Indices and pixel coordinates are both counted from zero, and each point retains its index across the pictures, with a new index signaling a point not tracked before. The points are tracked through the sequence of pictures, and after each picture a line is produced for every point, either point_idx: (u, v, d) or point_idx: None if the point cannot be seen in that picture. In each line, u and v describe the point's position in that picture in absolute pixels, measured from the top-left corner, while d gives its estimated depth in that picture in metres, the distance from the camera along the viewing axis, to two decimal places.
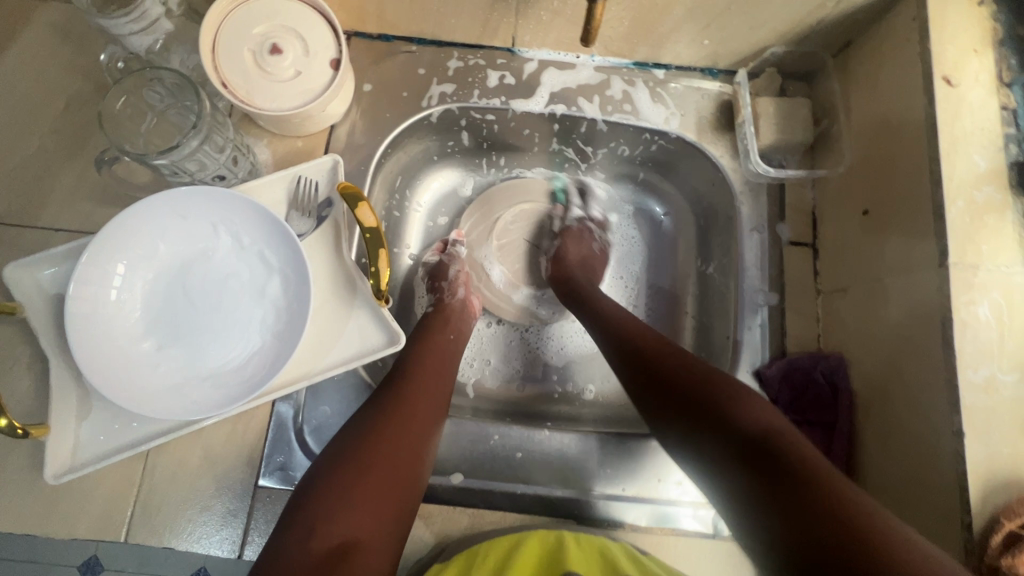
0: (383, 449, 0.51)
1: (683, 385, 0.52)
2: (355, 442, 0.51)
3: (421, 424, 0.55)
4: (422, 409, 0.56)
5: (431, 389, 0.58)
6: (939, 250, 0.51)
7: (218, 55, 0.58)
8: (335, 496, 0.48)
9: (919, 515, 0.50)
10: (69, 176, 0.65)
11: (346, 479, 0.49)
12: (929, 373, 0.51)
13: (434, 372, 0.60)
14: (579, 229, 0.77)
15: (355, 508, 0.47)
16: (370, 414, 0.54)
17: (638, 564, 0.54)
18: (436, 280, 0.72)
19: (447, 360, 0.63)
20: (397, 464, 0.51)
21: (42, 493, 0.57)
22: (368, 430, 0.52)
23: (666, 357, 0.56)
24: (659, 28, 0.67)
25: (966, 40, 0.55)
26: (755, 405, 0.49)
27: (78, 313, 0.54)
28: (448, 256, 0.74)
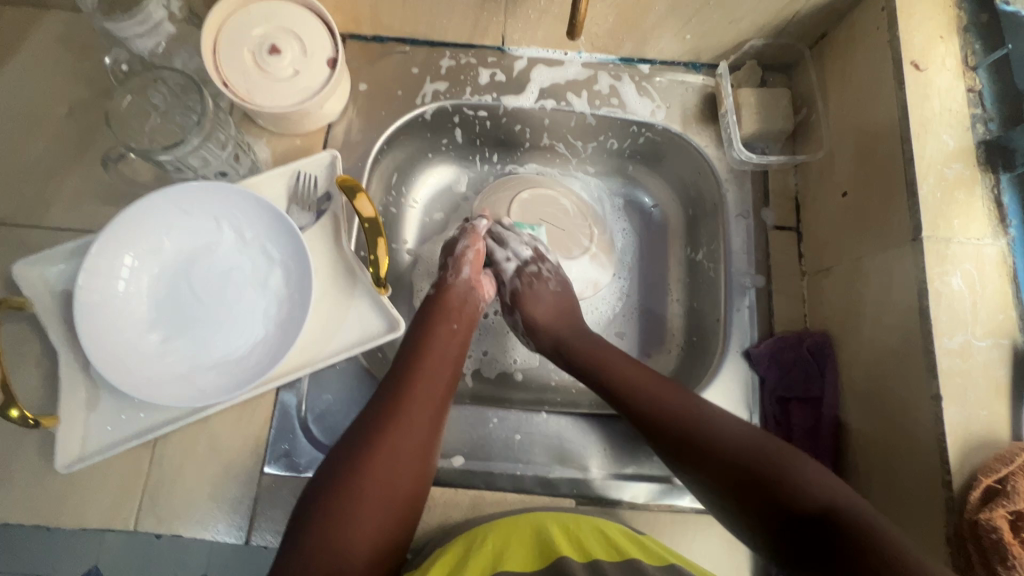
0: (373, 473, 0.51)
1: (723, 449, 0.52)
2: (345, 466, 0.51)
3: (417, 440, 0.54)
4: (417, 422, 0.55)
5: (428, 388, 0.58)
6: (914, 225, 0.53)
7: (219, 55, 0.60)
8: (327, 524, 0.48)
9: (903, 478, 0.52)
10: (74, 178, 0.67)
11: (338, 509, 0.49)
12: (908, 343, 0.53)
13: (431, 374, 0.59)
14: (527, 286, 0.70)
15: (350, 534, 0.48)
16: (363, 428, 0.54)
17: (636, 540, 0.54)
18: (449, 256, 0.71)
19: (443, 357, 0.61)
20: (392, 486, 0.51)
21: (52, 485, 0.58)
22: (358, 453, 0.52)
23: (698, 422, 0.55)
24: (643, 24, 0.69)
25: (933, 27, 0.58)
26: (795, 463, 0.50)
27: (88, 303, 0.55)
28: (463, 229, 0.74)
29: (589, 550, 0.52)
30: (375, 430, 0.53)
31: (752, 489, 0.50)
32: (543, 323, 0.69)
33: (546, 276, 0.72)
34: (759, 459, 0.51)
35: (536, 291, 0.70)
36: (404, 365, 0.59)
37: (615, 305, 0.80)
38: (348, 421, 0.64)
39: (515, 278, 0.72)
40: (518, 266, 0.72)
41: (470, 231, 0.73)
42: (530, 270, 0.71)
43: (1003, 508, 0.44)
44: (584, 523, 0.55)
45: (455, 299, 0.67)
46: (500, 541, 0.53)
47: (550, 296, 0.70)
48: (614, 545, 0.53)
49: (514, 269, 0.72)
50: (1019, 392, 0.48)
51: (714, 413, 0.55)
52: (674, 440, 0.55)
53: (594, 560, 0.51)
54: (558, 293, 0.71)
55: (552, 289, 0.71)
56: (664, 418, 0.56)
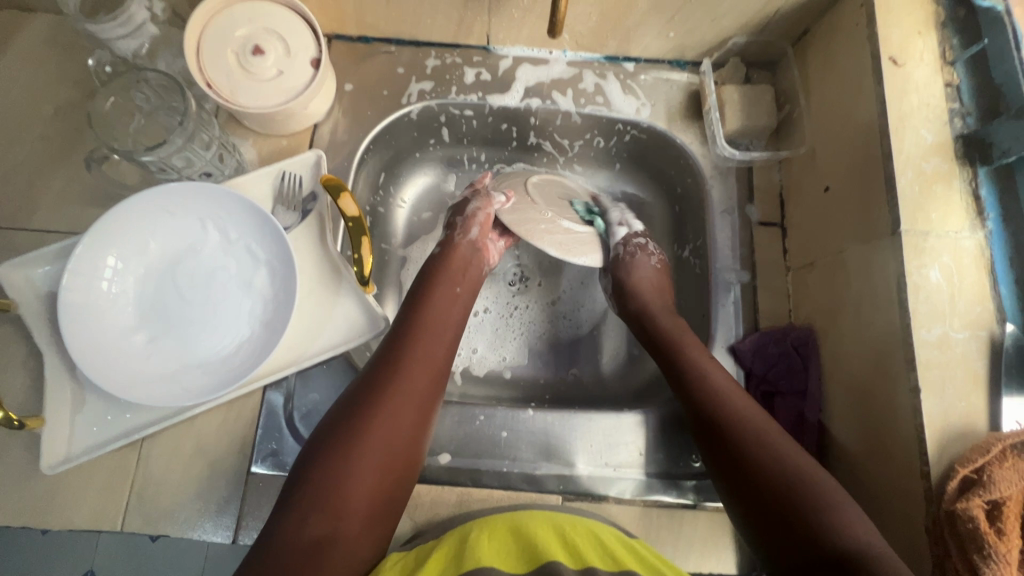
0: (372, 438, 0.51)
1: (776, 469, 0.50)
2: (343, 429, 0.51)
3: (416, 407, 0.55)
4: (417, 388, 0.56)
5: (428, 355, 0.58)
6: (893, 219, 0.54)
7: (202, 57, 0.61)
8: (324, 485, 0.48)
9: (883, 470, 0.52)
10: (59, 179, 0.67)
11: (336, 470, 0.49)
12: (888, 335, 0.53)
13: (431, 342, 0.60)
14: (628, 255, 0.71)
15: (345, 496, 0.49)
16: (364, 391, 0.54)
17: (630, 548, 0.54)
18: (456, 215, 0.74)
19: (443, 324, 0.62)
20: (390, 449, 0.52)
21: (39, 486, 0.58)
22: (357, 415, 0.52)
23: (760, 443, 0.52)
24: (626, 22, 0.70)
25: (910, 23, 0.58)
26: (836, 503, 0.48)
27: (71, 303, 0.55)
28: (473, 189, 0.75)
29: (584, 557, 0.51)
30: (379, 393, 0.54)
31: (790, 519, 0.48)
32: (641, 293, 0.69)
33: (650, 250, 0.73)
34: (805, 491, 0.49)
35: (638, 262, 0.71)
36: (405, 331, 0.60)
37: None
38: None
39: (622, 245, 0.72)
40: (627, 233, 0.72)
41: (482, 193, 0.73)
42: (636, 243, 0.72)
43: (979, 497, 0.44)
44: (584, 532, 0.55)
45: (458, 257, 0.70)
46: (490, 543, 0.53)
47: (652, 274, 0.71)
48: (613, 556, 0.52)
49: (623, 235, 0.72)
50: (997, 383, 0.49)
51: (775, 432, 0.54)
52: (726, 450, 0.54)
53: (588, 566, 0.50)
54: (657, 272, 0.72)
55: (654, 262, 0.72)
56: (719, 422, 0.55)
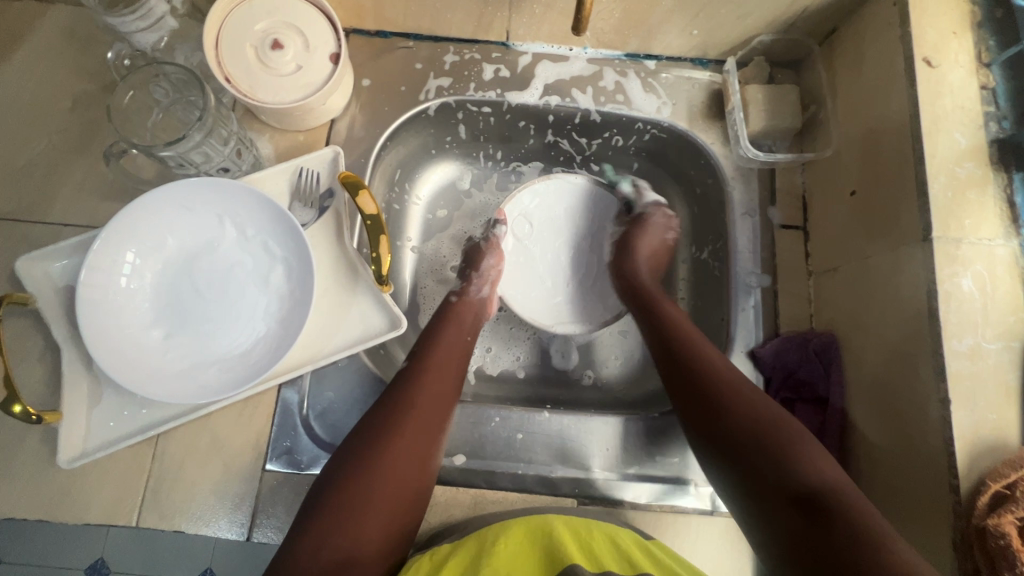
0: (391, 460, 0.52)
1: (744, 426, 0.50)
2: (358, 458, 0.51)
3: (429, 436, 0.55)
4: (430, 416, 0.56)
5: (444, 380, 0.59)
6: (924, 225, 0.52)
7: (221, 51, 0.60)
8: (340, 516, 0.48)
9: (909, 483, 0.51)
10: (77, 172, 0.67)
11: (356, 496, 0.49)
12: (916, 345, 0.52)
13: (443, 373, 0.60)
14: (658, 219, 0.76)
15: (360, 524, 0.49)
16: (377, 420, 0.54)
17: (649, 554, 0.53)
18: (470, 268, 0.74)
19: (457, 352, 0.63)
20: (407, 471, 0.52)
21: (56, 480, 0.58)
22: (371, 445, 0.52)
23: (733, 403, 0.52)
24: (650, 19, 0.68)
25: (946, 23, 0.56)
26: (808, 456, 0.47)
27: (91, 299, 0.55)
28: (487, 240, 0.76)
29: (601, 560, 0.50)
30: (396, 417, 0.54)
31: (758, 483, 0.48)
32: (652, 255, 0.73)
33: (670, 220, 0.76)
34: (781, 450, 0.48)
35: (655, 224, 0.75)
36: (418, 364, 0.60)
37: None
38: (350, 419, 0.64)
39: (650, 206, 0.77)
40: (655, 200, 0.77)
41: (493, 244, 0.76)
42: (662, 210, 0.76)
43: (1011, 514, 0.43)
44: (603, 540, 0.53)
45: (472, 309, 0.70)
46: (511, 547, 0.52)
47: (662, 242, 0.75)
48: (630, 560, 0.51)
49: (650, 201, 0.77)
50: None
51: (745, 385, 0.54)
52: (696, 416, 0.53)
53: (605, 568, 0.49)
54: (667, 240, 0.75)
55: (669, 233, 0.76)
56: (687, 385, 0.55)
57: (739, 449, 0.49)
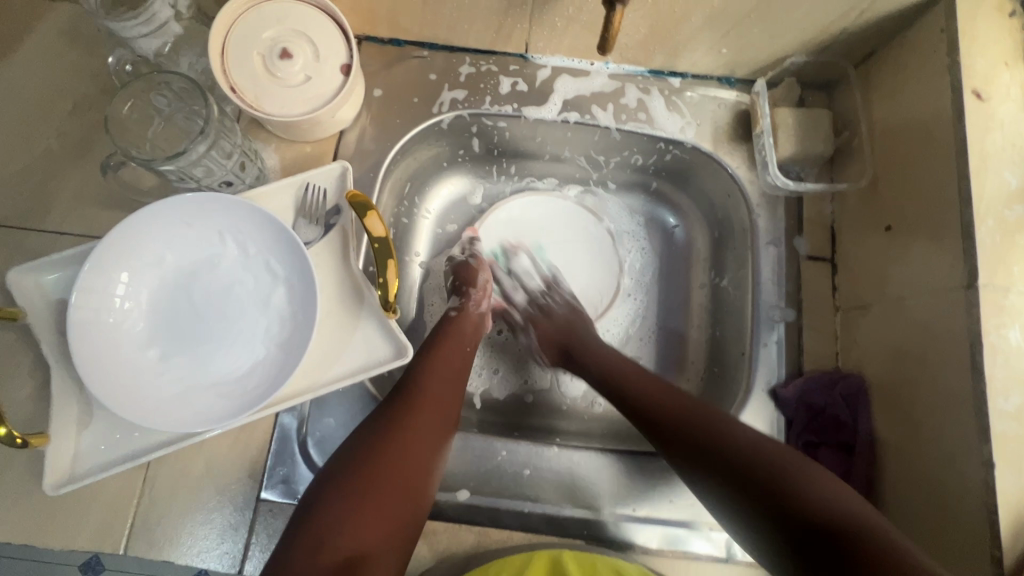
0: (394, 457, 0.51)
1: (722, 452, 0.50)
2: (366, 452, 0.50)
3: (434, 431, 0.54)
4: (435, 413, 0.55)
5: (448, 379, 0.59)
6: (969, 271, 0.49)
7: (227, 59, 0.57)
8: (344, 510, 0.47)
9: (945, 547, 0.48)
10: (77, 179, 0.66)
11: (358, 493, 0.48)
12: (955, 398, 0.49)
13: (447, 369, 0.59)
14: (540, 310, 0.73)
15: (363, 519, 0.47)
16: (380, 418, 0.53)
17: None
18: (464, 285, 0.70)
19: (463, 354, 0.62)
20: (409, 469, 0.51)
21: (41, 503, 0.56)
22: (374, 442, 0.51)
23: (714, 429, 0.52)
24: (677, 36, 0.65)
25: (997, 53, 0.53)
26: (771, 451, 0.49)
27: (82, 321, 0.53)
28: (474, 257, 0.73)
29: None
30: (399, 415, 0.53)
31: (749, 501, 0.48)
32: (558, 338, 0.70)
33: (556, 300, 0.74)
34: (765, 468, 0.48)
35: (547, 312, 0.72)
36: (423, 360, 0.60)
37: (668, 322, 0.77)
38: None
39: (527, 307, 0.74)
40: (526, 295, 0.75)
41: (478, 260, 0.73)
42: (541, 298, 0.74)
43: None
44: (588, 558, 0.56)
45: (472, 324, 0.66)
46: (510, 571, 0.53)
47: (561, 319, 0.71)
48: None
49: (525, 296, 0.75)
50: None
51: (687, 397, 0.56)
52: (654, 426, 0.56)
53: None
54: (569, 312, 0.72)
55: (565, 306, 0.73)
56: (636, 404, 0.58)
57: (720, 472, 0.50)
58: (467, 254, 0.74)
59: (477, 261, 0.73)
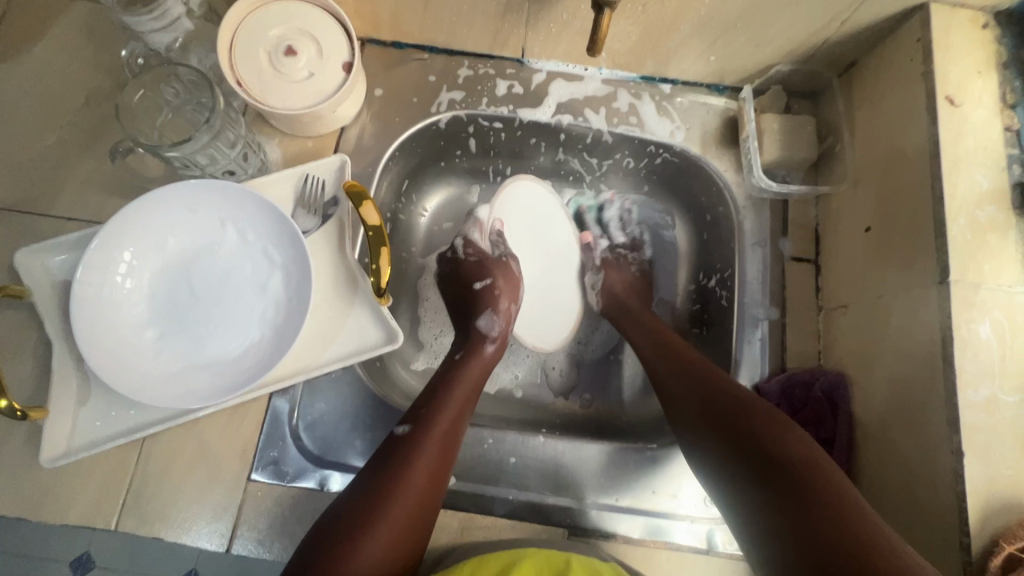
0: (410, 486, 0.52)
1: (723, 424, 0.52)
2: (384, 480, 0.52)
3: (446, 457, 0.56)
4: (450, 440, 0.57)
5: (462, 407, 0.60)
6: (941, 268, 0.51)
7: (234, 55, 0.60)
8: (360, 536, 0.48)
9: (919, 535, 0.49)
10: (87, 167, 0.68)
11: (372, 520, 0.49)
12: (928, 389, 0.50)
13: (463, 398, 0.61)
14: (615, 259, 0.79)
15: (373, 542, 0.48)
16: (398, 447, 0.54)
17: None
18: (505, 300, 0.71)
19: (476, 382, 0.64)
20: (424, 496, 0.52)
21: (37, 478, 0.58)
22: (391, 471, 0.52)
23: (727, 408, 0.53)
24: (666, 43, 0.68)
25: (970, 62, 0.56)
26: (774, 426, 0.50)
27: (85, 297, 0.55)
28: (508, 260, 0.74)
29: None
30: (416, 444, 0.55)
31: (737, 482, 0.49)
32: (622, 290, 0.76)
33: (635, 258, 0.80)
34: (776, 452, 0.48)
35: (619, 266, 0.78)
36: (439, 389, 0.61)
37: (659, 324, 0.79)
38: (339, 432, 0.62)
39: (607, 252, 0.80)
40: (608, 245, 0.82)
41: (515, 274, 0.74)
42: (622, 251, 0.81)
43: None
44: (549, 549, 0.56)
45: (495, 356, 0.67)
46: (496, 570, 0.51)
47: (628, 277, 0.77)
48: None
49: (607, 246, 0.81)
50: None
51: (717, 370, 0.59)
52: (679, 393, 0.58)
53: None
54: (639, 276, 0.78)
55: (637, 268, 0.79)
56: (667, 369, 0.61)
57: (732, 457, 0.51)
58: (501, 252, 0.75)
59: (515, 269, 0.75)
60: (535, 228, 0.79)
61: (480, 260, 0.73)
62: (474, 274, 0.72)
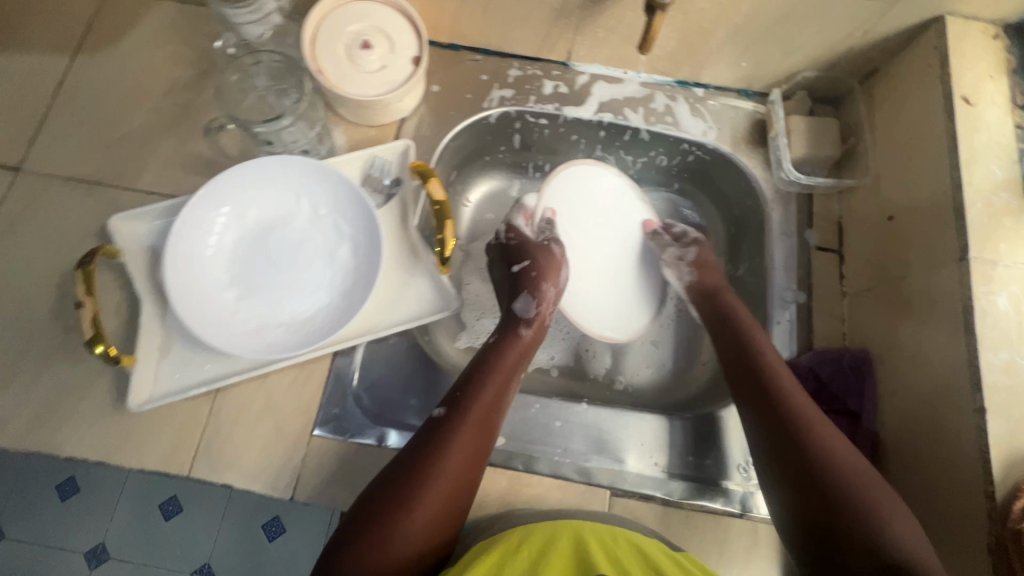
0: (440, 475, 0.55)
1: (797, 439, 0.57)
2: (414, 465, 0.55)
3: (476, 449, 0.57)
4: (481, 434, 0.58)
5: (494, 402, 0.61)
6: (961, 246, 0.56)
7: (316, 47, 0.67)
8: (389, 517, 0.52)
9: (947, 488, 0.53)
10: (167, 147, 0.75)
11: (400, 502, 0.53)
12: (951, 356, 0.55)
13: (496, 392, 0.61)
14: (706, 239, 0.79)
15: (400, 524, 0.52)
16: (431, 435, 0.57)
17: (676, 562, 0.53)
18: (541, 283, 0.72)
19: (510, 376, 0.64)
20: (450, 485, 0.55)
21: (120, 425, 0.63)
22: (423, 459, 0.55)
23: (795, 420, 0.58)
24: (703, 49, 0.74)
25: (982, 68, 0.62)
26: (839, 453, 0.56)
27: (177, 258, 0.60)
28: (546, 244, 0.76)
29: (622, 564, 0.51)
30: (445, 435, 0.57)
31: (809, 499, 0.54)
32: (709, 272, 0.76)
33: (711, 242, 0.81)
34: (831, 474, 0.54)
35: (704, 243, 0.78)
36: (472, 380, 0.62)
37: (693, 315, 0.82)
38: (396, 394, 0.67)
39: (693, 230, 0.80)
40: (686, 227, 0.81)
41: (555, 259, 0.75)
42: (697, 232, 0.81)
43: None
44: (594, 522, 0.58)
45: (530, 340, 0.69)
46: (539, 541, 0.53)
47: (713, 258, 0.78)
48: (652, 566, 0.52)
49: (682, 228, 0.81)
50: None
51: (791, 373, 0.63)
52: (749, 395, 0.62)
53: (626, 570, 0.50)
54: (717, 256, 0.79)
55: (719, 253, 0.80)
56: (738, 368, 0.64)
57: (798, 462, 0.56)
58: (543, 238, 0.77)
59: (556, 251, 0.76)
60: (594, 210, 0.81)
61: (519, 243, 0.76)
62: (514, 259, 0.75)
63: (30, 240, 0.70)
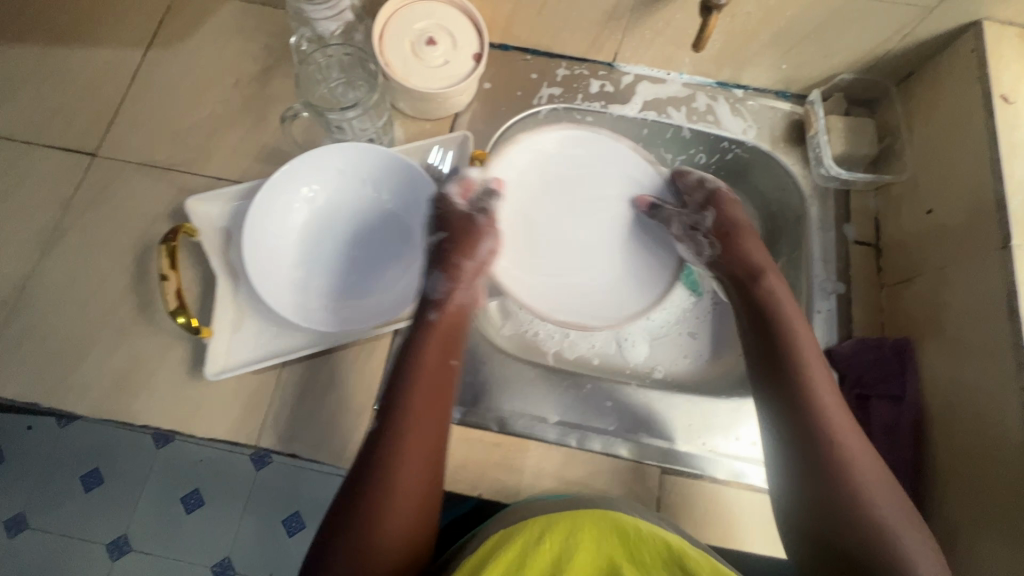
0: (403, 477, 0.53)
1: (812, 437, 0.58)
2: (371, 471, 0.53)
3: (430, 442, 0.55)
4: (429, 427, 0.56)
5: (435, 392, 0.58)
6: (1004, 235, 0.59)
7: (385, 43, 0.71)
8: (364, 526, 0.51)
9: (993, 462, 0.56)
10: (234, 135, 0.78)
11: (371, 510, 0.51)
12: (996, 338, 0.58)
13: (432, 380, 0.59)
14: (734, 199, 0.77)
15: (375, 532, 0.50)
16: (382, 437, 0.55)
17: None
18: (462, 256, 0.66)
19: (443, 360, 0.61)
20: (413, 484, 0.53)
21: (194, 396, 0.66)
22: (381, 462, 0.53)
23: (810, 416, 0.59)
24: (746, 51, 0.78)
25: (1019, 69, 0.65)
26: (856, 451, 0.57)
27: (254, 238, 0.64)
28: (478, 213, 0.70)
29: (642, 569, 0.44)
30: (396, 435, 0.55)
31: (824, 496, 0.55)
32: (743, 239, 0.73)
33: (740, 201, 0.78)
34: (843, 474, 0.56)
35: (733, 202, 0.76)
36: (408, 372, 0.59)
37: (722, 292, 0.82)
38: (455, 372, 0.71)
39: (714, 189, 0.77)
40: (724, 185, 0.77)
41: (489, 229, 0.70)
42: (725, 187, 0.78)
43: None
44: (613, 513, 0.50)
45: (455, 317, 0.64)
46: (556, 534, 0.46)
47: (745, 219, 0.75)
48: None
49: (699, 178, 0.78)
50: None
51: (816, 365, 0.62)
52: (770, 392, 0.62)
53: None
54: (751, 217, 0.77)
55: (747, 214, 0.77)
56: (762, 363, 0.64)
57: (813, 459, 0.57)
58: (476, 208, 0.70)
59: (481, 221, 0.69)
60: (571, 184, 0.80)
61: (445, 211, 0.68)
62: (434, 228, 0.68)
63: (105, 220, 0.74)
